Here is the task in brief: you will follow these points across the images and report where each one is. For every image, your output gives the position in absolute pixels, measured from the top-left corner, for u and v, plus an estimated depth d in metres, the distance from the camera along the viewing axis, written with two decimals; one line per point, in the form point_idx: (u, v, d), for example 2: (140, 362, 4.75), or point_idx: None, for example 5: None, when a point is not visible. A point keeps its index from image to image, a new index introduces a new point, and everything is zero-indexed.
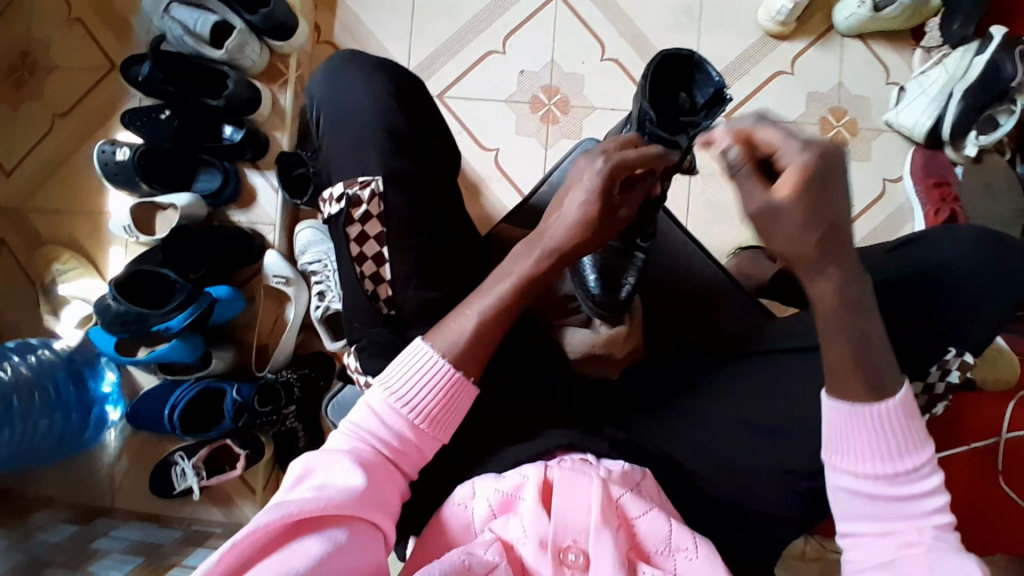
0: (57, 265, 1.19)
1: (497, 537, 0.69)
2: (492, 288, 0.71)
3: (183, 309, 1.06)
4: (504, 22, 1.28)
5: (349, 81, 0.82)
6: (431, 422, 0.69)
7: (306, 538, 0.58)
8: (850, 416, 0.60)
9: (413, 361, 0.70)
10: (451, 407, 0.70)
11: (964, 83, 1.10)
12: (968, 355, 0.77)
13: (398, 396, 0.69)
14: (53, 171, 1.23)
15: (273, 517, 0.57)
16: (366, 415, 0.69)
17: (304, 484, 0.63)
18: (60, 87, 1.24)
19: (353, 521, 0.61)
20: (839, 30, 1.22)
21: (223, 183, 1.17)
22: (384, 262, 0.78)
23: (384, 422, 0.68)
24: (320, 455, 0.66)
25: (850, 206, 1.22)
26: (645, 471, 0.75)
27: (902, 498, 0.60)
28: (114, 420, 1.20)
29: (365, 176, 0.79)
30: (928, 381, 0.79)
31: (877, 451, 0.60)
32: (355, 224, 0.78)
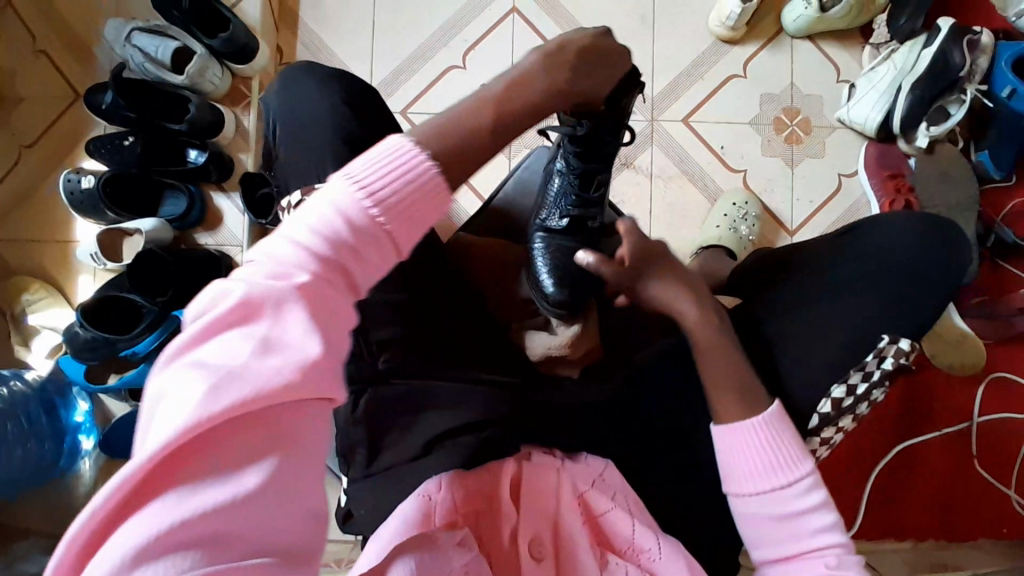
0: (27, 295, 1.19)
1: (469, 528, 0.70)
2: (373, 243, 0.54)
3: (151, 331, 1.07)
4: (463, 37, 1.30)
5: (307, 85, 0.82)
6: (397, 232, 0.52)
7: (249, 441, 0.43)
8: (732, 436, 0.70)
9: (381, 170, 0.52)
10: (412, 220, 0.53)
11: (912, 75, 1.15)
12: (902, 341, 0.75)
13: (360, 212, 0.51)
14: (18, 201, 1.23)
15: (216, 410, 0.41)
16: (320, 224, 0.50)
17: (245, 332, 0.45)
18: (23, 117, 1.25)
19: (313, 394, 0.46)
20: (789, 32, 1.26)
21: (189, 207, 1.18)
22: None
23: (340, 226, 0.50)
24: (264, 279, 0.48)
25: (809, 202, 1.25)
26: (607, 464, 0.77)
27: (791, 515, 0.66)
28: (87, 449, 1.19)
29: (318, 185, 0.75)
30: (864, 372, 0.75)
31: (763, 468, 0.68)
32: None
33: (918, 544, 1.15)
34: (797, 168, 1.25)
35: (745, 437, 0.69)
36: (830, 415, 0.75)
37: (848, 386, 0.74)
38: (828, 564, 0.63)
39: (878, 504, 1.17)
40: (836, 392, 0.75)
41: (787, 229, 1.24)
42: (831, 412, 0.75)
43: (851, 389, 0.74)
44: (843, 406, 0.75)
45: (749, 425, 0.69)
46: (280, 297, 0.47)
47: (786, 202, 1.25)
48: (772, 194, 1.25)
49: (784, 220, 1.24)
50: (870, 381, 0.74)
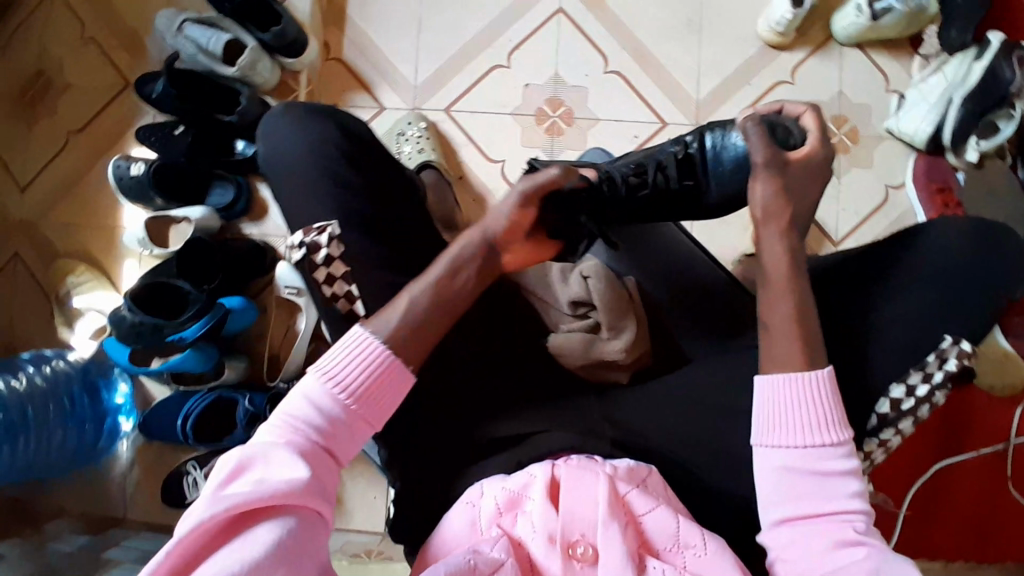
0: (72, 278, 1.21)
1: (504, 533, 0.69)
2: (405, 295, 0.72)
3: (197, 319, 1.08)
4: (508, 37, 1.30)
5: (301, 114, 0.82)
6: (366, 403, 0.66)
7: (256, 526, 0.56)
8: (780, 384, 0.67)
9: (349, 348, 0.68)
10: (381, 389, 0.67)
11: (964, 88, 1.12)
12: (964, 342, 0.71)
13: (334, 386, 0.66)
14: (67, 186, 1.26)
15: (225, 506, 0.55)
16: (299, 406, 0.65)
17: (242, 478, 0.59)
18: (75, 104, 1.27)
19: (302, 503, 0.59)
20: (838, 39, 1.24)
21: (235, 198, 1.20)
22: (357, 299, 0.76)
23: (317, 406, 0.65)
24: (258, 447, 0.62)
25: (853, 213, 1.23)
26: (651, 469, 0.74)
27: (826, 472, 0.64)
28: (127, 431, 1.21)
29: (319, 222, 0.76)
30: (924, 372, 0.70)
31: (809, 420, 0.65)
32: (319, 268, 0.75)
33: (950, 565, 1.13)
34: (842, 179, 1.24)
35: (800, 382, 0.66)
36: (888, 416, 0.71)
37: (908, 386, 0.70)
38: (857, 530, 0.62)
39: (910, 521, 1.15)
40: (895, 393, 0.71)
41: (830, 239, 1.23)
42: (890, 413, 0.71)
43: (911, 389, 0.70)
44: (901, 408, 0.71)
45: (797, 378, 0.67)
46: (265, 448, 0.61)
47: (829, 213, 1.23)
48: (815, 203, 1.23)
49: (827, 230, 1.23)
50: (931, 382, 0.70)
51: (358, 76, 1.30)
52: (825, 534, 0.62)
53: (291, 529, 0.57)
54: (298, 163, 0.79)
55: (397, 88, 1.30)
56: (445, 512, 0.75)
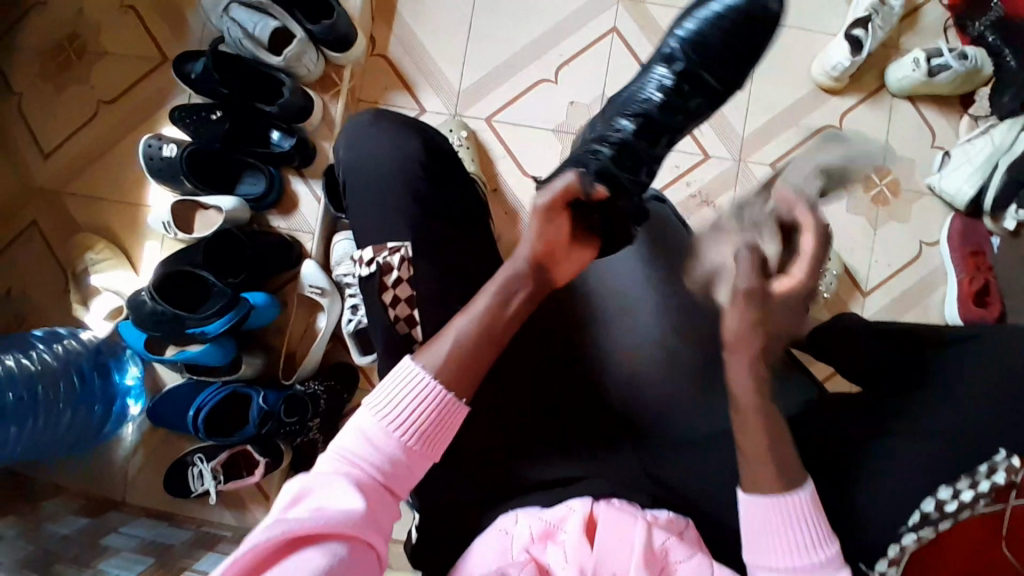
0: (91, 254, 1.18)
1: (532, 558, 0.67)
2: (452, 323, 0.70)
3: (221, 316, 1.06)
4: (558, 51, 1.27)
5: (380, 131, 0.81)
6: (422, 440, 0.65)
7: (307, 552, 0.55)
8: (762, 510, 0.67)
9: (403, 380, 0.66)
10: (439, 425, 0.66)
11: (1009, 156, 1.13)
12: (1017, 457, 0.68)
13: (392, 419, 0.65)
14: (93, 158, 1.22)
15: (279, 531, 0.54)
16: (355, 438, 0.64)
17: (301, 504, 0.59)
18: (108, 74, 1.23)
19: (354, 536, 0.58)
20: (890, 89, 1.23)
21: (268, 189, 1.16)
22: (416, 324, 0.74)
23: (373, 441, 0.64)
24: (317, 477, 0.62)
25: (884, 265, 1.23)
26: (687, 521, 0.72)
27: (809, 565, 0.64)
28: (133, 415, 1.19)
29: (393, 241, 0.76)
30: (974, 479, 0.68)
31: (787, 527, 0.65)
32: (388, 289, 0.74)
33: None
34: (877, 231, 1.23)
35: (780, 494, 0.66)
36: (931, 516, 0.68)
37: (956, 489, 0.68)
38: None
39: None
40: (942, 493, 0.68)
41: (859, 290, 1.22)
42: (933, 513, 0.68)
43: (957, 492, 0.68)
44: (946, 510, 0.68)
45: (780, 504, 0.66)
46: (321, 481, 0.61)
47: (860, 262, 1.23)
48: (847, 252, 1.23)
49: (857, 280, 1.23)
50: (978, 490, 0.68)
51: (402, 77, 1.28)
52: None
53: (342, 558, 0.56)
54: (365, 179, 0.79)
55: (439, 92, 1.27)
56: (473, 540, 0.73)
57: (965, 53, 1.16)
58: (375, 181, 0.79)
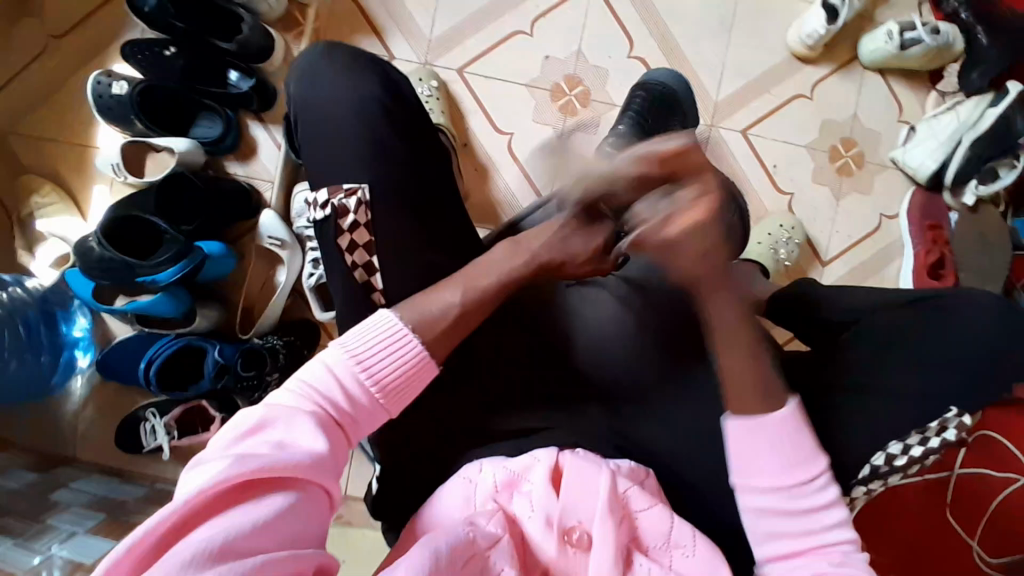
0: (36, 197, 1.10)
1: (500, 509, 0.68)
2: (441, 296, 0.68)
3: (174, 263, 1.02)
4: (535, 4, 1.23)
5: (340, 65, 0.77)
6: (390, 391, 0.63)
7: (266, 494, 0.52)
8: (746, 432, 0.63)
9: (381, 328, 0.64)
10: (410, 378, 0.64)
11: (973, 132, 1.15)
12: (967, 416, 0.72)
13: (362, 364, 0.62)
14: (34, 92, 1.14)
15: (239, 469, 0.51)
16: (321, 376, 0.61)
17: (257, 437, 0.55)
18: (50, 1, 1.14)
19: (313, 480, 0.55)
20: (862, 61, 1.24)
21: (224, 133, 1.11)
22: (375, 273, 0.73)
23: (341, 383, 0.61)
24: (277, 408, 0.58)
25: (845, 236, 1.26)
26: (648, 470, 0.74)
27: (802, 508, 0.63)
28: (82, 367, 1.14)
29: (350, 182, 0.74)
30: (924, 435, 0.71)
31: (779, 462, 0.63)
32: (345, 234, 0.73)
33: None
34: (840, 202, 1.26)
35: (764, 426, 0.63)
36: (880, 469, 0.71)
37: (905, 444, 0.71)
38: (833, 562, 0.61)
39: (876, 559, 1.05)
40: (892, 448, 0.71)
41: (820, 259, 1.25)
42: (883, 466, 0.71)
43: (907, 448, 0.71)
44: (895, 463, 0.71)
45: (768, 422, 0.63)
46: (284, 416, 0.57)
47: (823, 232, 1.25)
48: (811, 222, 1.25)
49: (819, 249, 1.25)
50: (928, 445, 0.71)
51: (371, 22, 1.22)
52: (806, 569, 0.61)
53: (301, 503, 0.54)
54: (336, 122, 0.75)
55: (411, 40, 1.22)
56: (441, 487, 0.72)
57: (937, 29, 1.17)
58: (345, 128, 0.75)
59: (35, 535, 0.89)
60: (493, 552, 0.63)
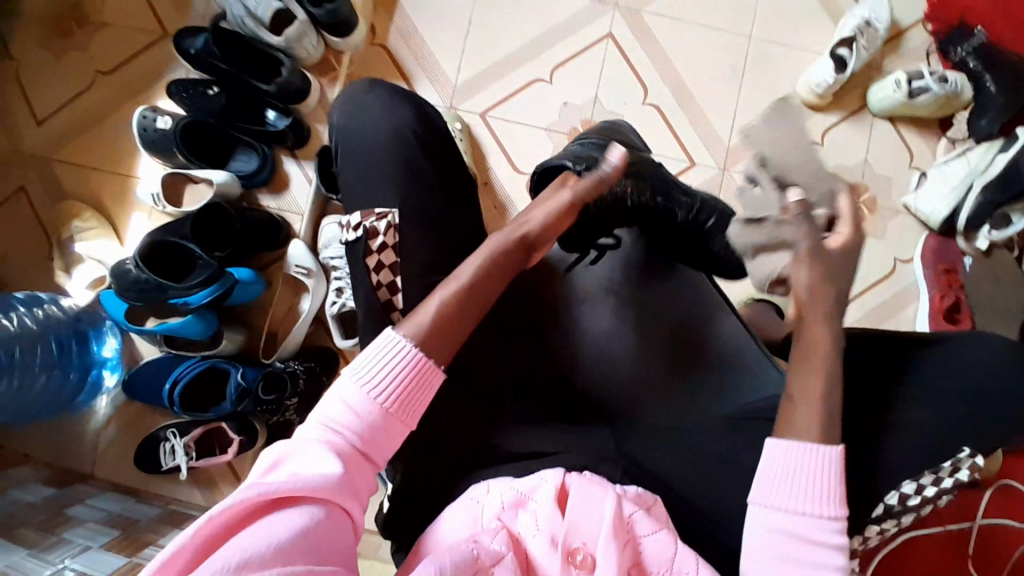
0: (77, 222, 1.17)
1: (505, 527, 0.67)
2: (423, 306, 0.69)
3: (204, 287, 1.05)
4: (555, 53, 1.30)
5: (376, 101, 0.84)
6: (400, 404, 0.64)
7: (281, 515, 0.54)
8: (788, 452, 0.66)
9: (386, 348, 0.66)
10: (417, 390, 0.65)
11: (984, 177, 1.17)
12: (979, 457, 0.72)
13: (371, 387, 0.64)
14: (84, 126, 1.22)
15: (253, 492, 0.53)
16: (337, 407, 0.63)
17: (277, 471, 0.58)
18: (106, 44, 1.24)
19: (331, 501, 0.57)
20: (871, 109, 1.28)
21: (260, 167, 1.17)
22: (398, 290, 0.75)
23: (353, 409, 0.63)
24: (296, 442, 0.61)
25: (860, 280, 1.26)
26: (657, 498, 0.73)
27: (814, 544, 0.63)
28: (108, 387, 1.16)
29: (381, 207, 0.78)
30: (937, 475, 0.71)
31: (803, 493, 0.65)
32: (372, 254, 0.76)
33: None
34: None
35: (805, 456, 0.65)
36: (894, 509, 0.72)
37: (919, 484, 0.71)
38: None
39: None
40: (906, 487, 0.71)
41: None
42: (895, 506, 0.72)
43: (920, 488, 0.71)
44: (908, 503, 0.71)
45: (810, 450, 0.65)
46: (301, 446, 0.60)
47: None
48: None
49: None
50: (941, 486, 0.71)
51: (400, 67, 1.30)
52: None
53: (319, 522, 0.55)
54: (362, 150, 0.81)
55: (436, 85, 1.30)
56: (444, 510, 0.72)
57: (944, 78, 1.21)
58: (372, 152, 0.81)
59: (50, 546, 0.90)
60: (497, 570, 0.62)
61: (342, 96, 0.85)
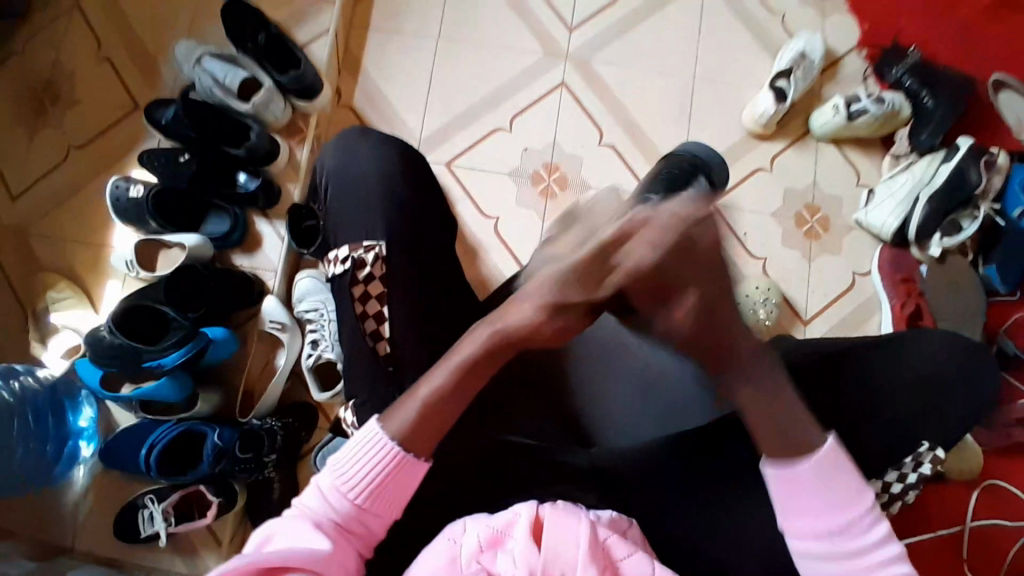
0: (52, 292, 1.19)
1: (485, 572, 0.66)
2: (425, 381, 0.66)
3: (178, 347, 1.07)
4: (514, 102, 1.37)
5: (364, 139, 0.89)
6: (378, 498, 0.65)
7: None
8: (786, 479, 0.64)
9: (364, 441, 0.65)
10: (395, 485, 0.65)
11: (930, 188, 1.23)
12: (940, 449, 0.79)
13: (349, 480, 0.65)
14: (60, 200, 1.25)
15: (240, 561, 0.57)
16: (315, 496, 0.65)
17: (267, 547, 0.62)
18: (80, 122, 1.28)
19: (313, 575, 0.59)
20: (815, 134, 1.35)
21: (232, 228, 1.21)
22: (385, 320, 0.79)
23: (332, 500, 0.65)
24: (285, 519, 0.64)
25: (822, 295, 1.31)
26: (631, 522, 0.74)
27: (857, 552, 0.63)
28: (85, 457, 1.16)
29: (369, 240, 0.82)
30: (901, 472, 0.79)
31: (828, 505, 0.64)
32: (359, 284, 0.80)
33: None
34: (813, 262, 1.32)
35: (798, 479, 0.64)
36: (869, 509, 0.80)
37: (884, 482, 0.79)
38: None
39: None
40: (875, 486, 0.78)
41: (801, 318, 1.30)
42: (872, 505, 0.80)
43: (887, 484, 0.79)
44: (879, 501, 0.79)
45: (815, 464, 0.64)
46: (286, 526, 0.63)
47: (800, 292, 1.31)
48: (788, 282, 1.31)
49: (799, 308, 1.30)
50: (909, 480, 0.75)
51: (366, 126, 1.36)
52: None
53: None
54: (345, 186, 0.85)
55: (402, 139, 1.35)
56: (419, 554, 0.71)
57: (881, 99, 1.29)
58: (349, 198, 0.85)
59: None
60: None
61: (337, 137, 0.90)
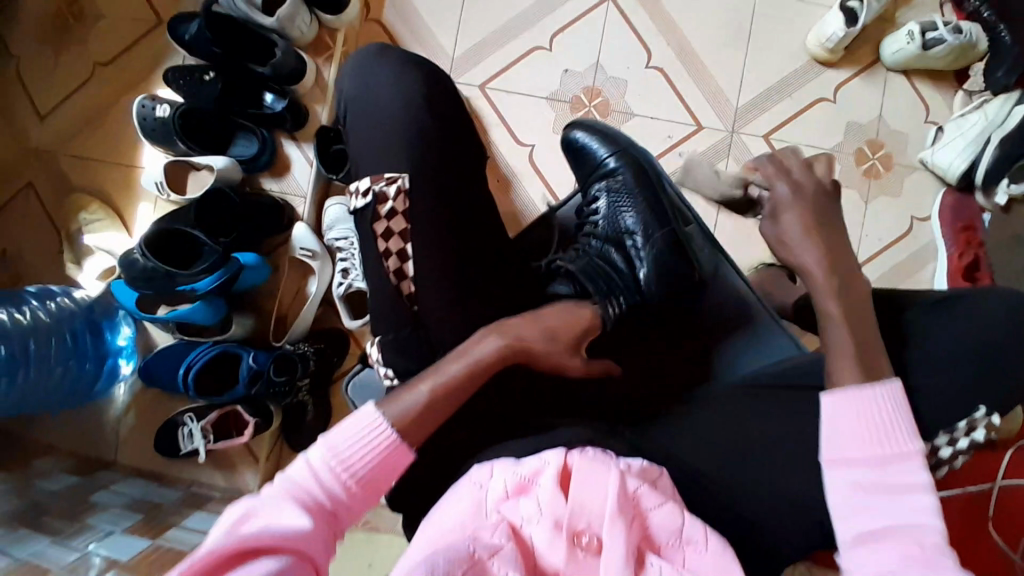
0: (84, 214, 1.19)
1: (505, 518, 0.62)
2: (415, 388, 0.67)
3: (210, 273, 1.06)
4: (554, 19, 1.27)
5: (384, 64, 0.82)
6: (367, 479, 0.62)
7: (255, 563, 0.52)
8: (842, 407, 0.66)
9: (357, 421, 0.64)
10: (385, 467, 0.64)
11: (1002, 130, 1.13)
12: (996, 415, 0.73)
13: (337, 456, 0.62)
14: (87, 119, 1.22)
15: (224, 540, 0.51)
16: (299, 471, 0.61)
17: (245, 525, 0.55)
18: (102, 35, 1.23)
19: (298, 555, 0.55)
20: (885, 63, 1.23)
21: (260, 150, 1.17)
22: (407, 259, 0.76)
23: (318, 477, 0.61)
24: (262, 500, 0.58)
25: (876, 240, 1.23)
26: (661, 470, 0.69)
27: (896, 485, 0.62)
28: (125, 374, 1.19)
29: (391, 171, 0.77)
30: (953, 436, 0.73)
31: (874, 438, 0.64)
32: (381, 220, 0.76)
33: None
34: (869, 204, 1.23)
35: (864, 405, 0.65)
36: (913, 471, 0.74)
37: (934, 446, 0.73)
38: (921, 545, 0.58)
39: None
40: (924, 448, 0.73)
41: None
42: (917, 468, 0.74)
43: (939, 448, 0.73)
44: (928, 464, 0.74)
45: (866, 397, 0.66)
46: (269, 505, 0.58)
47: (852, 235, 1.23)
48: (839, 225, 1.23)
49: None
50: (956, 447, 0.73)
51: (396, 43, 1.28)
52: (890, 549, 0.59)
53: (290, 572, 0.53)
54: (371, 117, 0.80)
55: (434, 59, 1.27)
56: (440, 500, 0.67)
57: (959, 28, 1.15)
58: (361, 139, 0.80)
59: (75, 532, 0.93)
60: (495, 561, 0.58)
61: (351, 61, 0.83)
